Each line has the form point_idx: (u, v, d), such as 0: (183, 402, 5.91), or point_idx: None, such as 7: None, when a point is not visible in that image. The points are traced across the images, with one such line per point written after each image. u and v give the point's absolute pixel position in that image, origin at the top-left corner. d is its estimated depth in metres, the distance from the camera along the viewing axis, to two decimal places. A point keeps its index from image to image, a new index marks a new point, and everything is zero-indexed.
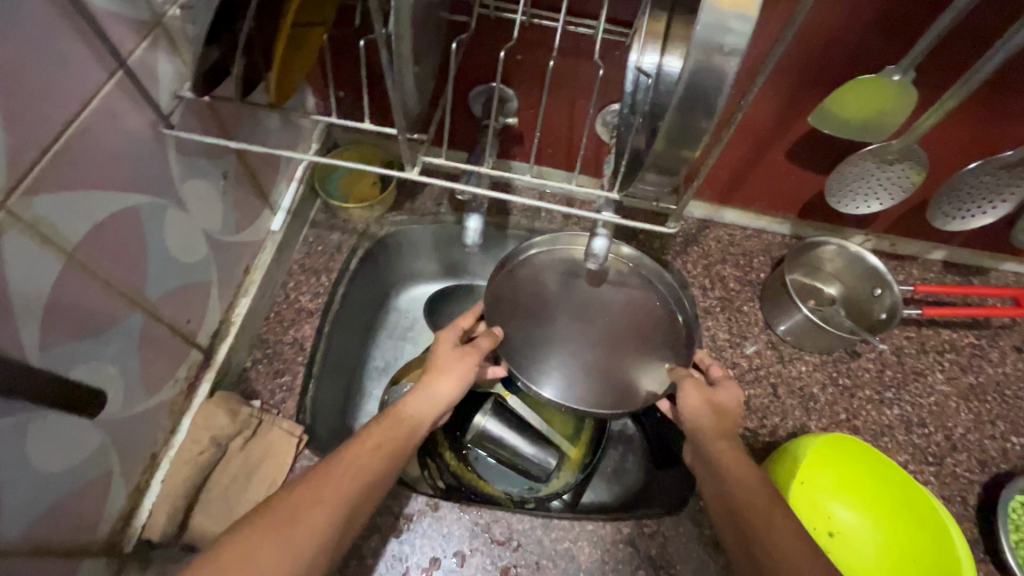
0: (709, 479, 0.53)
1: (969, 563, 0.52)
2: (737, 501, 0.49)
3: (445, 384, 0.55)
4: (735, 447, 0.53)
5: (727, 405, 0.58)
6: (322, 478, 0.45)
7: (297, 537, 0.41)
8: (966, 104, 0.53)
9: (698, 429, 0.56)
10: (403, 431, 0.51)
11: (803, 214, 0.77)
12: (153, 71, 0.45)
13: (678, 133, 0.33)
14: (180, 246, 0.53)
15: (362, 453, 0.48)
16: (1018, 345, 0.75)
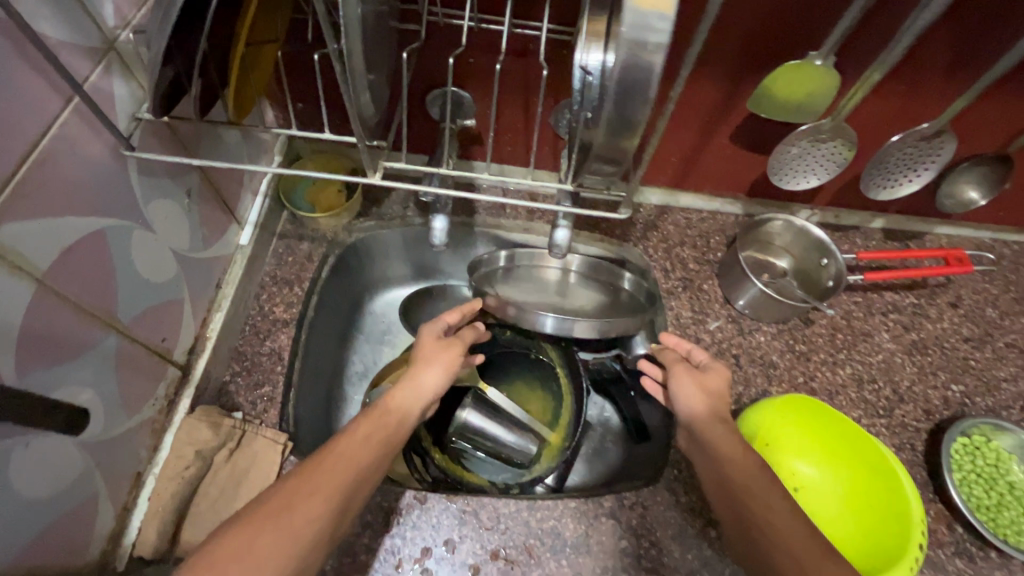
0: (703, 456, 0.56)
1: (916, 502, 0.55)
2: (729, 478, 0.52)
3: (429, 374, 0.59)
4: (727, 428, 0.55)
5: (719, 389, 0.60)
6: (315, 469, 0.46)
7: (295, 524, 0.42)
8: (888, 80, 0.58)
9: (693, 416, 0.57)
10: (392, 421, 0.54)
11: (751, 193, 0.82)
12: (109, 95, 0.45)
13: (618, 125, 0.36)
14: (149, 265, 0.53)
15: (351, 443, 0.49)
16: (953, 301, 0.81)
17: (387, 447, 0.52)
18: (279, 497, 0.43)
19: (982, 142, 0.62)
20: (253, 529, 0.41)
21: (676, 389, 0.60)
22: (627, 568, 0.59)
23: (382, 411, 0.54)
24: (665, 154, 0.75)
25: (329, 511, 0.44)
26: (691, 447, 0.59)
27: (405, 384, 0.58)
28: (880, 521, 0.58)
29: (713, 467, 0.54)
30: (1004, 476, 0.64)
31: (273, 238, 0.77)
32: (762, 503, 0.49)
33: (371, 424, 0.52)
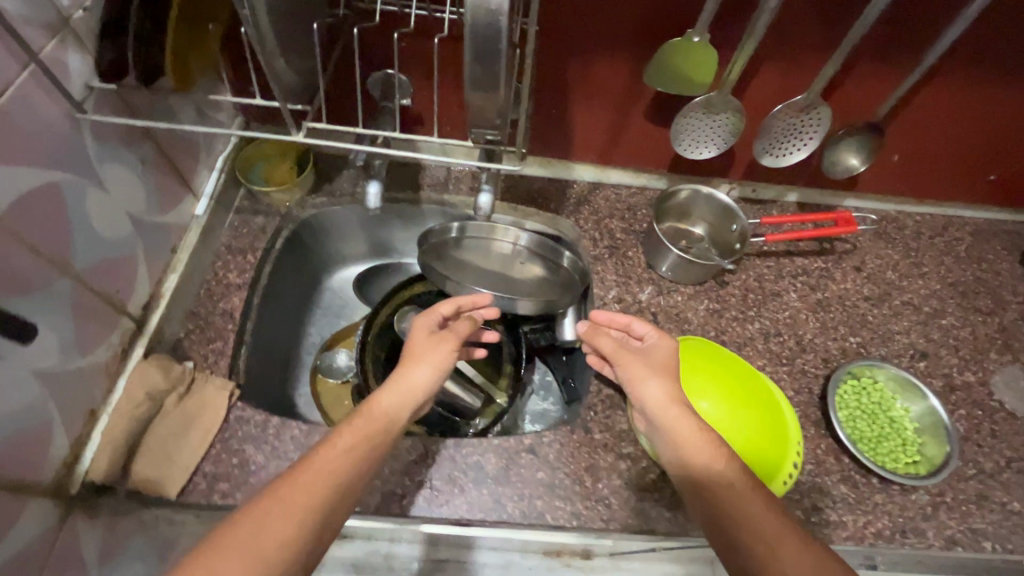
0: (664, 447, 0.59)
1: (795, 431, 0.66)
2: (700, 475, 0.56)
3: (421, 371, 0.64)
4: (684, 410, 0.59)
5: (665, 359, 0.65)
6: (287, 486, 0.49)
7: (264, 543, 0.45)
8: (763, 51, 0.67)
9: (654, 403, 0.61)
10: (378, 422, 0.58)
11: (672, 168, 0.89)
12: (64, 65, 0.52)
13: (483, 77, 0.43)
14: (104, 224, 0.59)
15: (332, 455, 0.53)
16: (857, 265, 0.89)
17: (371, 452, 0.55)
18: (251, 515, 0.46)
19: (858, 111, 0.71)
20: (223, 552, 0.44)
21: (625, 372, 0.64)
22: (542, 495, 0.66)
23: (367, 414, 0.58)
24: (588, 131, 0.83)
25: (305, 526, 0.47)
26: (649, 432, 0.63)
27: (396, 385, 0.62)
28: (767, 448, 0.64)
29: (677, 463, 0.58)
30: (886, 412, 0.72)
31: (230, 213, 0.83)
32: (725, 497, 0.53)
33: (354, 432, 0.55)
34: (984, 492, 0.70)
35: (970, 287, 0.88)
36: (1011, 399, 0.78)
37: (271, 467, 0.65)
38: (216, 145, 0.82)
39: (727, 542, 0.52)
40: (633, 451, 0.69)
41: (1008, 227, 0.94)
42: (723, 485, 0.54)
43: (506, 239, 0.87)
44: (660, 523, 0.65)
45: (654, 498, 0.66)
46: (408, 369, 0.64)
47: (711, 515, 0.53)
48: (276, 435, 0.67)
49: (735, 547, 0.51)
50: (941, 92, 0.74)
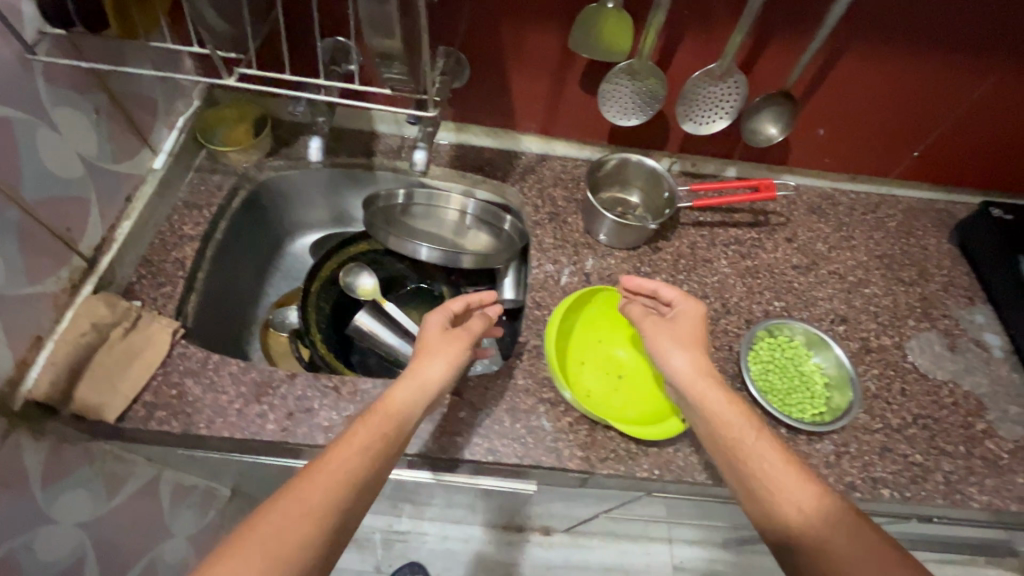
0: (702, 425, 0.61)
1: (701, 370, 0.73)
2: (747, 463, 0.56)
3: (433, 366, 0.63)
4: (714, 385, 0.62)
5: (693, 326, 0.68)
6: (303, 484, 0.48)
7: (288, 542, 0.45)
8: (676, 17, 0.71)
9: (688, 379, 0.63)
10: (392, 419, 0.57)
11: (612, 140, 0.93)
12: (17, 12, 0.57)
13: None
14: (55, 162, 0.64)
15: (351, 450, 0.52)
16: (789, 237, 0.92)
17: (387, 450, 0.54)
18: (276, 510, 0.46)
19: (770, 82, 0.76)
20: (246, 552, 0.43)
21: (651, 343, 0.68)
22: (462, 433, 0.69)
23: (382, 411, 0.57)
24: (527, 100, 0.87)
25: (327, 523, 0.47)
26: (684, 409, 0.64)
27: (410, 381, 0.61)
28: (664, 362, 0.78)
29: (721, 445, 0.58)
30: (795, 366, 0.77)
31: (189, 171, 0.87)
32: (777, 484, 0.53)
33: (371, 430, 0.55)
34: (888, 444, 0.73)
35: (895, 259, 0.91)
36: (923, 362, 0.81)
37: (207, 398, 0.69)
38: (177, 106, 0.86)
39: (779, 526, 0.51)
40: (552, 396, 0.73)
41: (940, 206, 0.98)
42: (779, 475, 0.54)
43: (451, 206, 0.92)
44: (572, 461, 0.69)
45: (568, 438, 0.70)
46: (423, 365, 0.63)
47: (765, 505, 0.53)
48: (214, 370, 0.71)
49: (789, 533, 0.51)
50: (856, 67, 0.78)
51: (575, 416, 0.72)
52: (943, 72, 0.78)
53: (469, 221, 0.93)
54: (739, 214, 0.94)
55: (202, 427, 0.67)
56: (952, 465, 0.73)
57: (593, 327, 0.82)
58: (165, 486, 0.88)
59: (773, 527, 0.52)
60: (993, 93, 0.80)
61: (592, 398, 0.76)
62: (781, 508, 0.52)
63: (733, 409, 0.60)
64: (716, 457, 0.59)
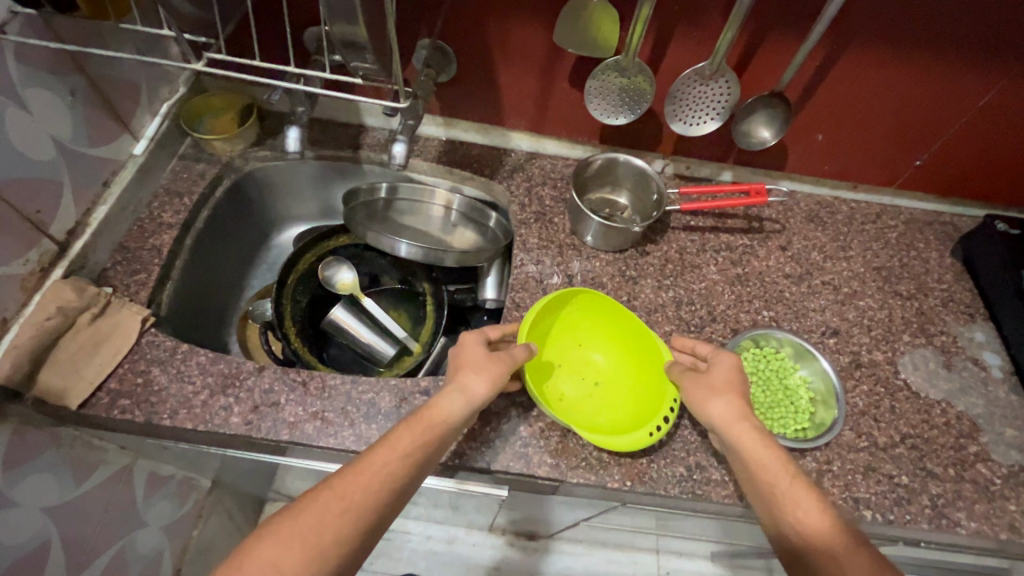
0: (739, 468, 0.59)
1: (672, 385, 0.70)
2: (784, 510, 0.54)
3: (481, 380, 0.61)
4: (752, 428, 0.59)
5: (730, 378, 0.64)
6: (344, 482, 0.50)
7: (322, 539, 0.47)
8: (665, 14, 0.69)
9: (724, 422, 0.60)
10: (437, 426, 0.56)
11: (604, 139, 0.91)
12: None
13: None
14: (27, 142, 0.63)
15: (392, 455, 0.53)
16: (783, 244, 0.89)
17: (425, 458, 0.54)
18: (312, 511, 0.48)
19: (763, 83, 0.74)
20: (284, 542, 0.46)
21: (688, 397, 0.64)
22: None
23: (427, 416, 0.57)
24: (517, 96, 0.85)
25: (360, 522, 0.49)
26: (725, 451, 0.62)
27: (457, 390, 0.59)
28: (639, 360, 0.78)
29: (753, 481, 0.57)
30: (780, 380, 0.74)
31: (173, 158, 0.86)
32: (808, 531, 0.52)
33: (413, 436, 0.55)
34: (872, 463, 0.70)
35: (893, 272, 0.88)
36: (916, 379, 0.78)
37: (173, 388, 0.68)
38: (161, 92, 0.86)
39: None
40: (526, 400, 0.71)
41: (943, 218, 0.94)
42: (812, 522, 0.52)
43: (436, 202, 0.91)
44: (541, 468, 0.67)
45: (539, 445, 0.68)
46: (467, 376, 0.61)
47: (795, 551, 0.52)
48: (182, 360, 0.70)
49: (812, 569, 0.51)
50: (853, 73, 0.76)
51: (548, 422, 0.70)
52: (947, 81, 0.75)
53: (454, 216, 0.92)
54: (732, 220, 0.91)
55: (165, 417, 0.66)
56: (940, 488, 0.69)
57: (573, 330, 0.81)
58: (138, 474, 0.88)
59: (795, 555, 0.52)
60: (999, 102, 0.77)
61: (565, 402, 0.75)
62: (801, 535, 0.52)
63: (771, 452, 0.57)
64: (753, 501, 0.57)
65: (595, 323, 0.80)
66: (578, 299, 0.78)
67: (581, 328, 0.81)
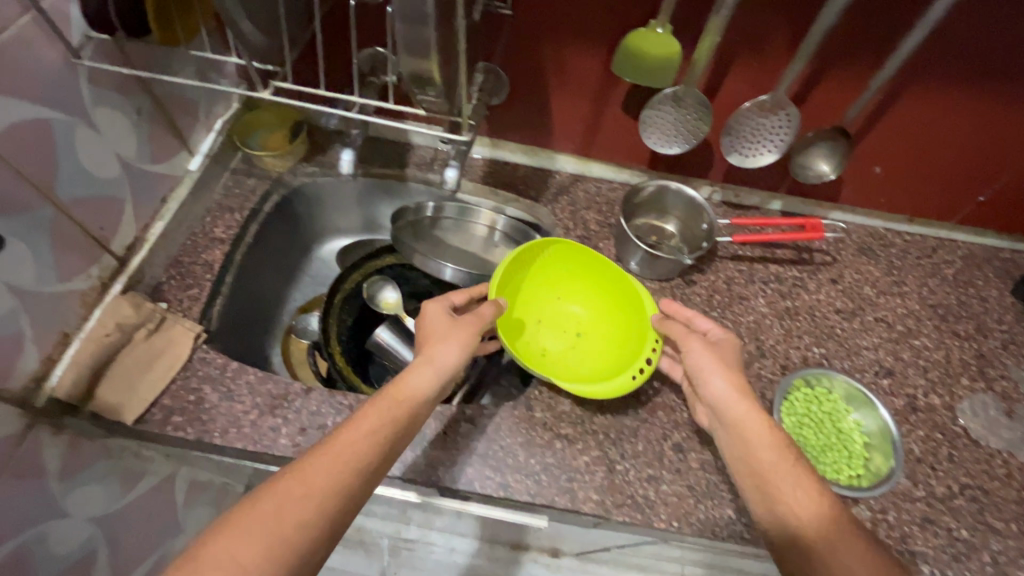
0: (735, 443, 0.59)
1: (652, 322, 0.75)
2: (781, 488, 0.54)
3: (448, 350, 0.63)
4: (753, 409, 0.60)
5: (728, 353, 0.67)
6: (310, 465, 0.49)
7: (286, 522, 0.44)
8: (729, 47, 0.67)
9: (723, 400, 0.62)
10: (403, 404, 0.57)
11: (652, 165, 0.90)
12: (66, 16, 0.57)
13: (412, 39, 0.45)
14: (94, 162, 0.65)
15: (358, 433, 0.52)
16: (834, 278, 0.87)
17: (393, 435, 0.55)
18: (274, 495, 0.46)
19: (825, 117, 0.72)
20: (245, 529, 0.43)
21: (693, 363, 0.65)
22: (474, 463, 0.67)
23: (392, 395, 0.58)
24: (567, 121, 0.85)
25: (331, 503, 0.47)
26: (716, 427, 0.63)
27: (423, 364, 0.61)
28: (620, 304, 0.81)
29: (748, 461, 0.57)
30: (833, 422, 0.73)
31: (225, 173, 0.88)
32: (802, 512, 0.52)
33: (378, 415, 0.55)
34: (929, 515, 0.67)
35: (951, 310, 0.85)
36: (976, 426, 0.75)
37: (223, 406, 0.69)
38: (217, 108, 0.88)
39: (800, 552, 0.50)
40: (570, 432, 0.70)
41: (1004, 254, 0.90)
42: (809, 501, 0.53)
43: (480, 221, 0.92)
44: (587, 504, 0.66)
45: (583, 479, 0.67)
46: (434, 350, 0.63)
47: (790, 528, 0.51)
48: (233, 378, 0.71)
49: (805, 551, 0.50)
50: (914, 112, 0.74)
51: (593, 456, 0.69)
52: (1015, 117, 0.72)
53: (497, 239, 0.92)
54: (781, 250, 0.89)
55: (216, 436, 0.67)
56: (1001, 544, 0.67)
57: (548, 284, 0.84)
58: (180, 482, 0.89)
59: (786, 535, 0.51)
60: None
61: (549, 355, 0.79)
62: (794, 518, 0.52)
63: (769, 435, 0.58)
64: (741, 477, 0.57)
65: (568, 276, 0.84)
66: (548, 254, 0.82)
67: (556, 282, 0.84)
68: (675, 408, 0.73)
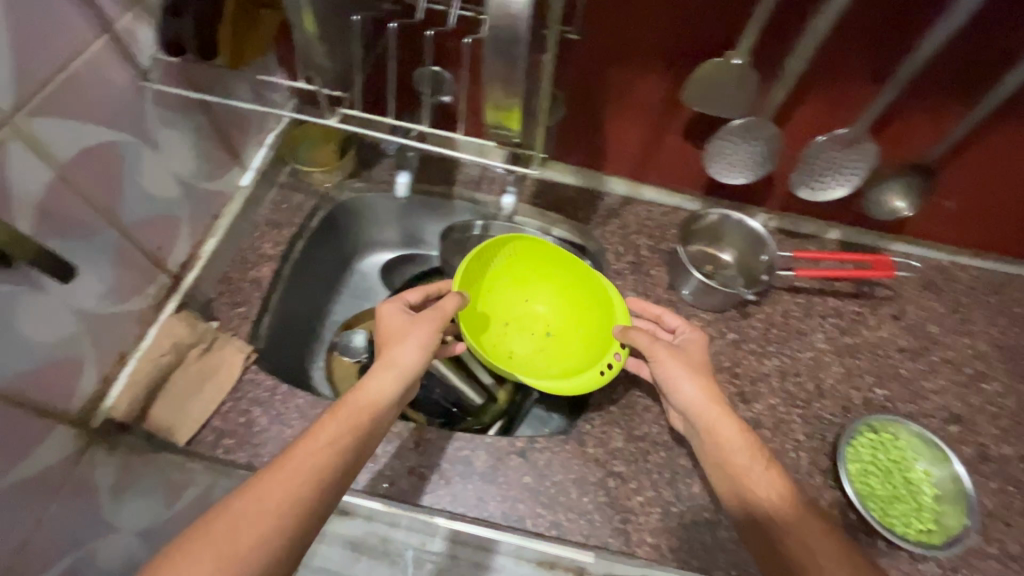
0: (710, 453, 0.63)
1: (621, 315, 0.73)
2: (754, 494, 0.58)
3: (406, 353, 0.62)
4: (724, 412, 0.63)
5: (698, 355, 0.69)
6: (265, 483, 0.49)
7: (240, 542, 0.45)
8: (809, 79, 0.65)
9: (689, 405, 0.64)
10: (361, 412, 0.57)
11: (707, 191, 0.87)
12: (136, 38, 0.57)
13: (498, 78, 0.43)
14: (155, 182, 0.65)
15: (315, 446, 0.53)
16: (896, 314, 0.83)
17: (354, 445, 0.55)
18: (227, 516, 0.46)
19: (907, 152, 0.69)
20: (198, 554, 0.44)
21: (665, 372, 0.66)
22: (526, 499, 0.66)
23: (354, 404, 0.58)
24: (623, 144, 0.83)
25: (288, 520, 0.48)
26: (690, 434, 0.66)
27: (382, 370, 0.61)
28: (585, 304, 0.81)
29: (717, 457, 0.62)
30: (902, 471, 0.69)
31: (273, 188, 0.87)
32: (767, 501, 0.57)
33: (338, 426, 0.55)
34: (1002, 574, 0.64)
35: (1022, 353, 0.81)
36: None
37: (273, 430, 0.68)
38: (268, 123, 0.87)
39: (765, 530, 0.57)
40: (624, 471, 0.68)
41: None
42: (779, 504, 0.57)
43: None
44: (642, 548, 0.64)
45: (638, 521, 0.65)
46: (392, 353, 0.62)
47: (767, 531, 0.56)
48: (282, 401, 0.70)
49: (771, 535, 0.56)
50: (994, 149, 0.70)
51: (647, 497, 0.67)
52: None
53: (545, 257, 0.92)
54: (840, 283, 0.85)
55: (266, 462, 0.66)
56: None
57: (516, 284, 0.85)
58: None
59: (755, 522, 0.58)
60: None
61: (515, 358, 0.81)
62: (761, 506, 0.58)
63: (739, 435, 0.62)
64: (712, 470, 0.62)
65: (535, 276, 0.84)
66: (513, 253, 0.82)
67: (525, 282, 0.85)
68: None
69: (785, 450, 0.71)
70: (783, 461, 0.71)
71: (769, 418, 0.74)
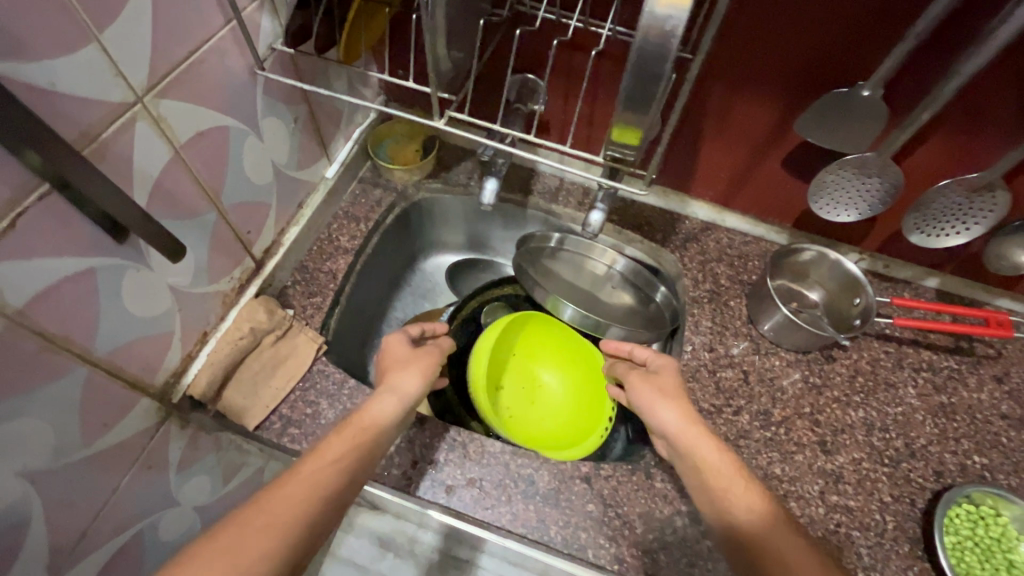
0: (690, 476, 0.58)
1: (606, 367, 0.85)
2: (738, 516, 0.53)
3: (408, 378, 0.63)
4: (704, 433, 0.59)
5: (672, 382, 0.65)
6: (271, 498, 0.47)
7: (245, 555, 0.42)
8: (940, 118, 0.60)
9: (666, 426, 0.61)
10: (368, 433, 0.56)
11: (796, 224, 0.83)
12: (257, 26, 0.57)
13: (635, 93, 0.41)
14: (253, 168, 0.66)
15: (324, 463, 0.51)
16: (999, 376, 0.76)
17: (359, 465, 0.53)
18: (221, 530, 0.44)
19: None
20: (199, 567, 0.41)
21: (638, 398, 0.64)
22: (589, 527, 0.64)
23: (359, 423, 0.56)
24: (713, 167, 0.79)
25: (292, 536, 0.45)
26: (673, 458, 0.62)
27: (386, 394, 0.60)
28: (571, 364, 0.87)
29: (697, 478, 0.57)
30: (1004, 552, 0.65)
31: (354, 181, 0.88)
32: (749, 520, 0.52)
33: (344, 444, 0.54)
34: None
35: None
36: None
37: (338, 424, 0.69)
38: (356, 118, 0.87)
39: (745, 551, 0.51)
40: (692, 510, 0.64)
41: None
42: (759, 520, 0.52)
43: (602, 259, 0.87)
44: None
45: (706, 567, 0.62)
46: (396, 377, 0.62)
47: (749, 550, 0.51)
48: (348, 396, 0.71)
49: (748, 557, 0.51)
50: None
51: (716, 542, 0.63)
52: None
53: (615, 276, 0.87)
54: (936, 335, 0.80)
55: None
56: None
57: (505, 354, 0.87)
58: None
59: (735, 545, 0.52)
60: None
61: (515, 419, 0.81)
62: (741, 526, 0.52)
63: (721, 456, 0.57)
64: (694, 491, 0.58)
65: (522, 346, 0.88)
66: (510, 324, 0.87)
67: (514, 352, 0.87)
68: (809, 502, 0.67)
69: (868, 510, 0.67)
70: (865, 521, 0.66)
71: (852, 473, 0.69)
